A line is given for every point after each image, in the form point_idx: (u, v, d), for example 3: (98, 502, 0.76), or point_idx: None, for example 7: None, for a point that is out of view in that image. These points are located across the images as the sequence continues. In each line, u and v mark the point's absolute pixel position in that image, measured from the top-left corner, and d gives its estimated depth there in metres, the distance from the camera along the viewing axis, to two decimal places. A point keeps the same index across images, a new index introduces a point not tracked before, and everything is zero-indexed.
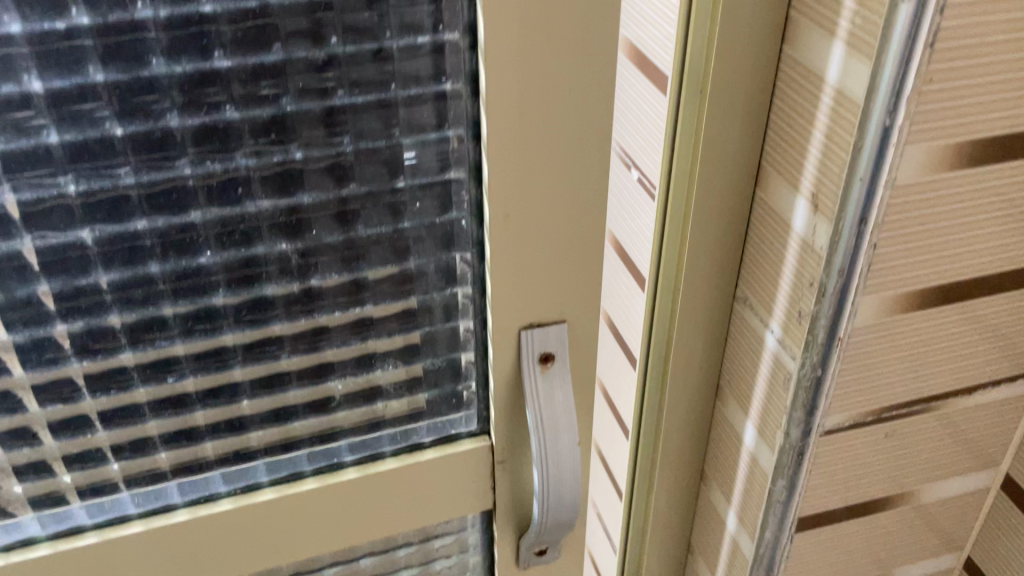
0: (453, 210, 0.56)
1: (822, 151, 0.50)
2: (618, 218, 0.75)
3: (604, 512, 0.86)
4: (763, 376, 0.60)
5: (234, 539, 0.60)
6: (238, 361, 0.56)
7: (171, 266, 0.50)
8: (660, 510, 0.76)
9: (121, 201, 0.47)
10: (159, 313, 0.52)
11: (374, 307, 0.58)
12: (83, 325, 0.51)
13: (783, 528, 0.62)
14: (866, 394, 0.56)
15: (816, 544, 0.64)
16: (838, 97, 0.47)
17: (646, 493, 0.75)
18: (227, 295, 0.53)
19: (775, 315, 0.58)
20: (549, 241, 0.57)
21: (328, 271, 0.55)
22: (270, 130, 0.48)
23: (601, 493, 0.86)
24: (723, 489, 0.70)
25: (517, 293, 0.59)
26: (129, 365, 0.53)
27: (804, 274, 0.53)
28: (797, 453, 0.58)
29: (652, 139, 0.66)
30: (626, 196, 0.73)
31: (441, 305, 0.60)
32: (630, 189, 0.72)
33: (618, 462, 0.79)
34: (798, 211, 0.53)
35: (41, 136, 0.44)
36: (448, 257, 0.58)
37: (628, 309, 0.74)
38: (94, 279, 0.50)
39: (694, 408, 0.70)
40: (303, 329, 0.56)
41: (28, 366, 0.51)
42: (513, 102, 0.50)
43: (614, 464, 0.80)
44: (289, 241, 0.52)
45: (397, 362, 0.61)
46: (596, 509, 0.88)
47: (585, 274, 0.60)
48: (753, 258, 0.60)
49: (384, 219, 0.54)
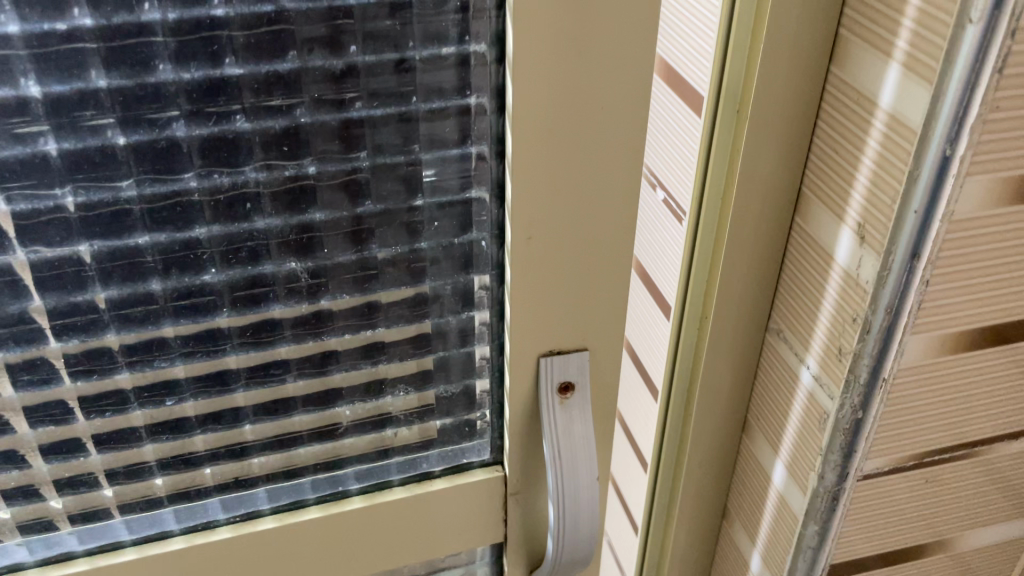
0: (474, 231, 0.53)
1: (870, 180, 0.47)
2: (642, 239, 0.72)
3: (618, 543, 0.82)
4: (795, 414, 0.57)
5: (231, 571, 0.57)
6: (240, 385, 0.53)
7: (174, 284, 0.47)
8: (678, 547, 0.72)
9: (122, 214, 0.44)
10: (159, 333, 0.49)
11: (386, 331, 0.55)
12: (79, 344, 0.48)
13: None
14: (907, 438, 0.52)
15: None
16: (892, 122, 0.44)
17: (664, 528, 0.71)
18: (232, 316, 0.50)
19: (811, 350, 0.55)
20: (573, 266, 0.54)
21: (339, 292, 0.51)
22: (282, 143, 0.45)
23: (615, 525, 0.82)
24: (747, 528, 0.67)
25: (538, 320, 0.55)
26: (125, 387, 0.50)
27: (846, 309, 0.50)
28: (831, 496, 0.55)
29: (681, 159, 0.63)
30: (651, 217, 0.70)
31: (457, 329, 0.56)
32: (656, 211, 0.69)
33: (635, 494, 0.75)
34: (842, 242, 0.50)
35: (38, 144, 0.42)
36: (466, 279, 0.55)
37: (651, 334, 0.70)
38: (91, 296, 0.47)
39: (719, 442, 0.66)
40: (311, 353, 0.53)
41: (19, 385, 0.48)
42: (540, 119, 0.47)
43: (631, 496, 0.77)
44: (299, 260, 0.49)
45: (409, 388, 0.58)
46: (609, 540, 0.84)
47: (610, 301, 0.56)
48: (789, 289, 0.57)
49: (400, 239, 0.51)
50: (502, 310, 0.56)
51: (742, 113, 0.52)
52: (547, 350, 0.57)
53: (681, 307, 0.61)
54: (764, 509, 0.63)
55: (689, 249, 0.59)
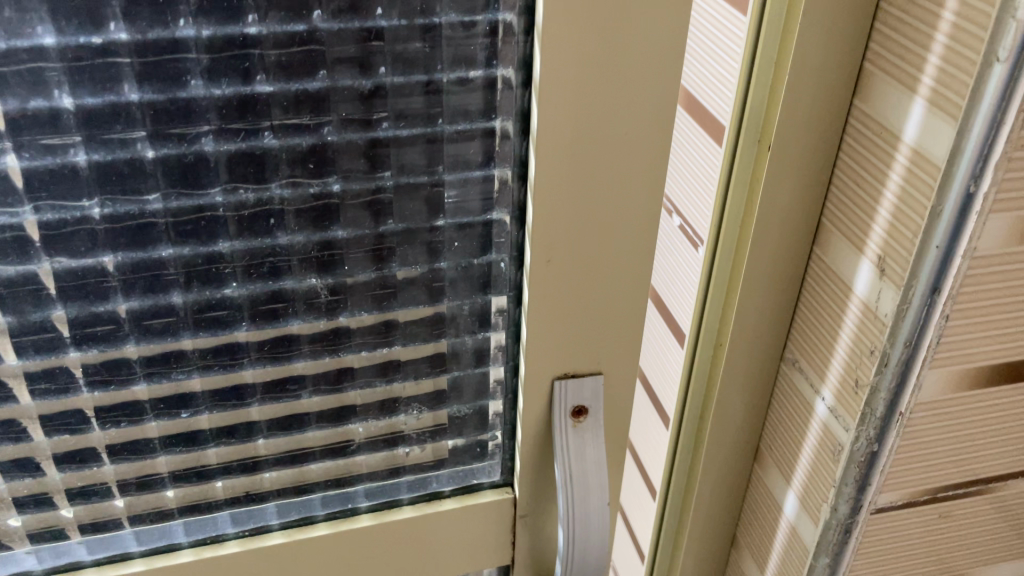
0: (494, 252, 0.53)
1: (892, 213, 0.47)
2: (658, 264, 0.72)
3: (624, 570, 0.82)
4: (809, 444, 0.57)
5: None
6: (256, 399, 0.53)
7: (195, 297, 0.48)
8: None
9: (147, 227, 0.45)
10: (178, 345, 0.49)
11: (402, 349, 0.55)
12: (98, 354, 0.48)
13: None
14: (921, 473, 0.52)
15: None
16: (915, 157, 0.45)
17: (672, 556, 0.71)
18: (250, 330, 0.50)
19: (827, 381, 0.55)
20: (590, 290, 0.54)
21: (358, 309, 0.52)
22: (309, 160, 0.45)
23: (622, 550, 0.82)
24: (756, 558, 0.66)
25: (554, 342, 0.55)
26: (142, 398, 0.50)
27: (864, 341, 0.50)
28: (844, 529, 0.54)
29: (699, 186, 0.63)
30: (667, 243, 0.70)
31: (472, 350, 0.56)
32: (672, 238, 0.69)
33: (643, 520, 0.75)
34: (861, 274, 0.50)
35: (68, 155, 0.42)
36: (484, 300, 0.55)
37: (665, 360, 0.70)
38: (113, 306, 0.47)
39: (730, 470, 0.66)
40: (327, 369, 0.53)
41: (37, 393, 0.49)
42: (564, 144, 0.48)
43: (638, 522, 0.76)
44: (320, 277, 0.49)
45: (423, 406, 0.58)
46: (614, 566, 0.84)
47: (627, 325, 0.57)
48: (805, 319, 0.57)
49: (420, 258, 0.51)
50: (518, 332, 0.56)
51: (763, 143, 0.53)
52: (561, 374, 0.57)
53: (696, 334, 0.61)
54: (773, 539, 0.63)
55: (705, 278, 0.59)
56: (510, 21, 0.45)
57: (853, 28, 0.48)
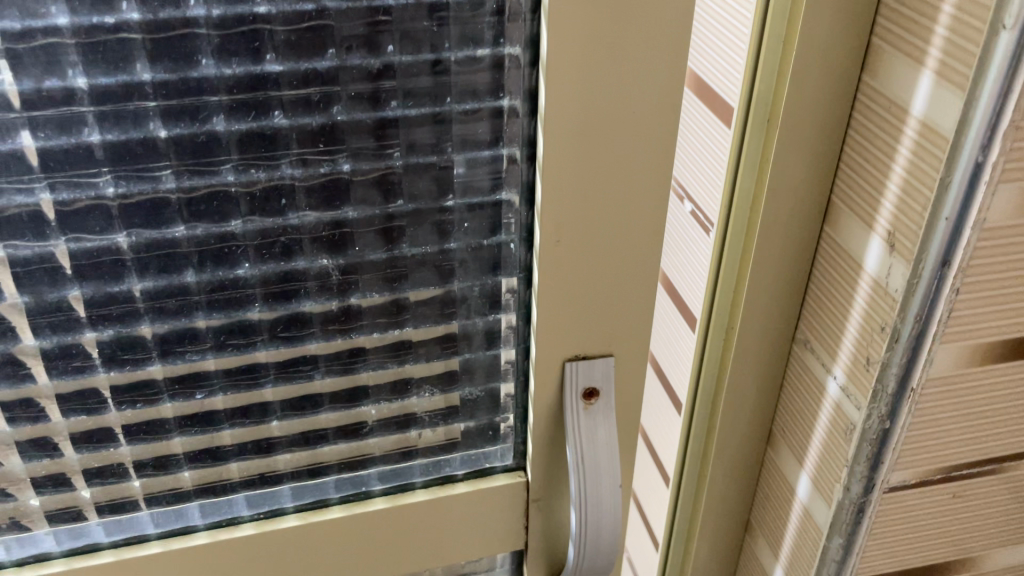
0: (503, 233, 0.53)
1: (901, 188, 0.47)
2: (670, 250, 0.72)
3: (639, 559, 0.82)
4: (822, 424, 0.57)
5: (252, 566, 0.57)
6: (270, 380, 0.53)
7: (208, 277, 0.48)
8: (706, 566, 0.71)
9: (160, 206, 0.45)
10: (192, 325, 0.50)
11: (413, 331, 0.55)
12: (113, 334, 0.49)
13: None
14: (934, 451, 0.52)
15: None
16: (923, 130, 0.45)
17: (686, 543, 0.71)
18: (263, 311, 0.51)
19: (838, 360, 0.54)
20: (599, 271, 0.54)
21: (369, 290, 0.52)
22: (319, 139, 0.46)
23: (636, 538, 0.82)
24: (770, 541, 0.66)
25: (563, 323, 0.56)
26: (157, 379, 0.51)
27: (875, 318, 0.50)
28: (857, 508, 0.54)
29: (710, 169, 0.63)
30: (678, 228, 0.70)
31: (483, 331, 0.57)
32: (683, 223, 0.69)
33: (657, 507, 0.75)
34: (871, 251, 0.50)
35: (83, 135, 0.43)
36: (494, 281, 0.55)
37: (677, 345, 0.70)
38: (128, 286, 0.48)
39: (743, 455, 0.66)
40: (339, 350, 0.54)
41: (55, 374, 0.49)
42: (571, 122, 0.48)
43: (652, 509, 0.76)
44: (331, 257, 0.50)
45: (434, 389, 0.58)
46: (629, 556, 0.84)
47: (637, 306, 0.57)
48: (816, 299, 0.57)
49: (430, 239, 0.52)
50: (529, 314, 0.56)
51: (772, 122, 0.52)
52: (572, 355, 0.57)
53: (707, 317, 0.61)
54: (787, 522, 0.63)
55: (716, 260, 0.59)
56: (517, 0, 0.45)
57: (861, 4, 0.48)
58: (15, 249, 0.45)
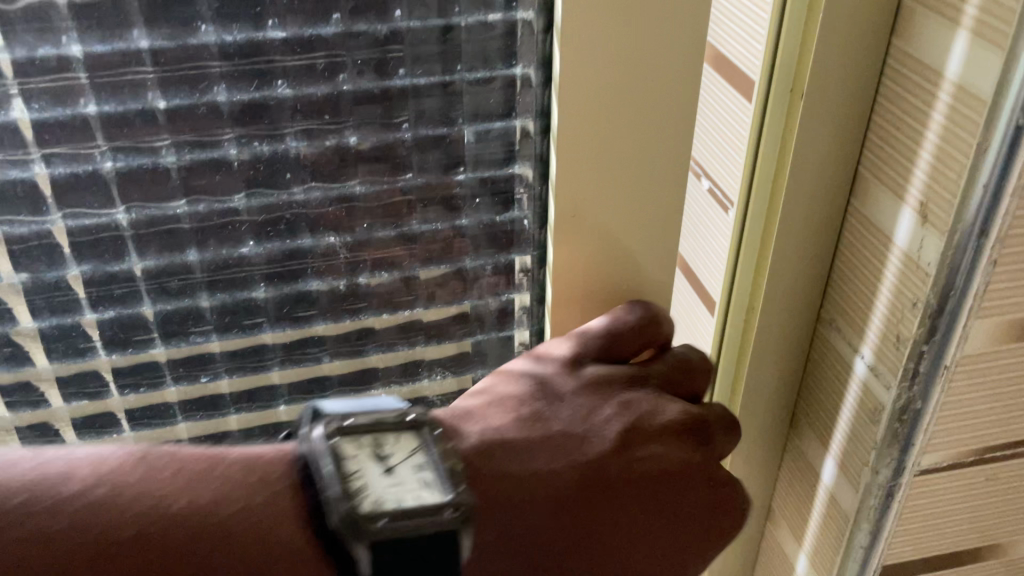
0: (516, 209, 0.51)
1: (934, 156, 0.45)
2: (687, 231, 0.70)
3: None
4: (848, 406, 0.55)
5: None
6: (277, 362, 0.52)
7: (211, 256, 0.47)
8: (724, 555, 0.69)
9: (160, 180, 0.44)
10: (195, 305, 0.48)
11: (424, 311, 0.53)
12: (114, 316, 0.47)
13: None
14: (966, 432, 0.50)
15: None
16: (959, 94, 0.42)
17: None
18: (269, 291, 0.49)
19: (866, 339, 0.52)
20: (618, 248, 0.52)
21: (378, 269, 0.50)
22: (324, 110, 0.44)
23: None
24: (792, 528, 0.64)
25: (580, 302, 0.54)
26: (162, 363, 0.50)
27: (905, 293, 0.48)
28: (886, 492, 0.52)
29: (729, 144, 0.61)
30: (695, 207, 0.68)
31: (496, 311, 0.55)
32: (698, 202, 0.67)
33: None
34: (901, 224, 0.48)
35: (78, 106, 0.41)
36: (508, 259, 0.53)
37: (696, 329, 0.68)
38: (128, 266, 0.46)
39: (766, 440, 0.64)
40: (348, 331, 0.52)
41: (55, 357, 0.48)
42: (588, 90, 0.46)
43: None
44: (338, 235, 0.48)
45: (445, 372, 0.56)
46: None
47: (656, 284, 0.54)
48: (841, 275, 0.55)
49: (440, 215, 0.50)
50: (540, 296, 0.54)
51: (796, 92, 0.50)
52: None
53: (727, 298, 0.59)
54: (811, 507, 0.61)
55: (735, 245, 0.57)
56: None
57: None
58: (11, 226, 0.43)
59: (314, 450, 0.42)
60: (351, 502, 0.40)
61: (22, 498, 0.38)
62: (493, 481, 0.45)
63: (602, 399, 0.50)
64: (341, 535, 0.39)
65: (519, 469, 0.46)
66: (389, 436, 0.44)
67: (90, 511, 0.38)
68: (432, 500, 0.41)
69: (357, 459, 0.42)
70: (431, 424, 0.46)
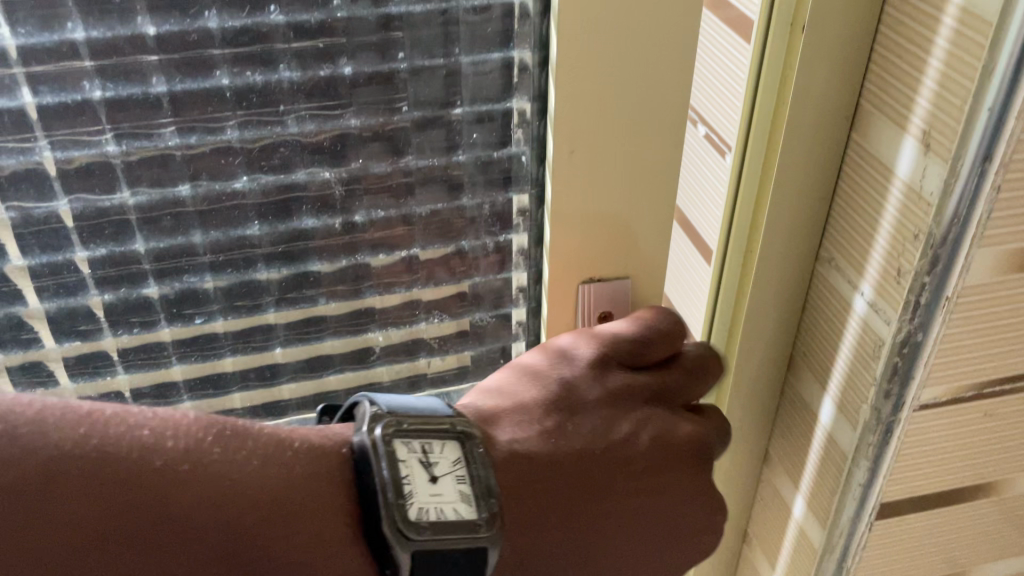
0: (515, 145, 0.51)
1: (938, 82, 0.44)
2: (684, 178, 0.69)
3: None
4: (848, 343, 0.54)
5: None
6: (272, 303, 0.51)
7: (204, 190, 0.46)
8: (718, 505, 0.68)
9: (151, 109, 0.43)
10: (189, 242, 0.48)
11: (421, 252, 0.53)
12: (105, 252, 0.47)
13: (861, 515, 0.56)
14: (966, 365, 0.50)
15: (896, 532, 0.58)
16: (964, 17, 0.42)
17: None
18: (263, 228, 0.48)
19: (866, 276, 0.52)
20: (616, 186, 0.51)
21: (374, 206, 0.50)
22: (318, 38, 0.43)
23: None
24: (789, 472, 0.64)
25: (579, 242, 0.53)
26: (157, 301, 0.49)
27: (907, 224, 0.47)
28: (884, 428, 0.52)
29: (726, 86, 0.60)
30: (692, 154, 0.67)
31: (493, 251, 0.55)
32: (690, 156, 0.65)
33: None
34: (904, 153, 0.47)
35: (66, 31, 0.40)
36: (505, 197, 0.53)
37: (692, 276, 0.68)
38: (120, 200, 0.45)
39: (761, 387, 0.63)
40: (345, 271, 0.52)
41: (46, 296, 0.47)
42: (588, 19, 0.45)
43: None
44: (333, 170, 0.48)
45: (441, 316, 0.56)
46: None
47: (654, 224, 0.54)
48: (841, 212, 0.54)
49: (437, 150, 0.49)
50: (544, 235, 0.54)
51: (796, 26, 0.49)
52: (587, 277, 0.55)
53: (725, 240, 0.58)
54: (809, 449, 0.61)
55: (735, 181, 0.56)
56: None
57: None
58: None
59: (376, 456, 0.40)
60: (401, 504, 0.39)
61: (97, 441, 0.35)
62: (518, 491, 0.46)
63: (620, 415, 0.51)
64: (386, 537, 0.38)
65: (540, 475, 0.47)
66: (435, 444, 0.43)
67: (156, 469, 0.35)
68: (468, 514, 0.41)
69: (408, 462, 0.41)
70: (474, 433, 0.45)
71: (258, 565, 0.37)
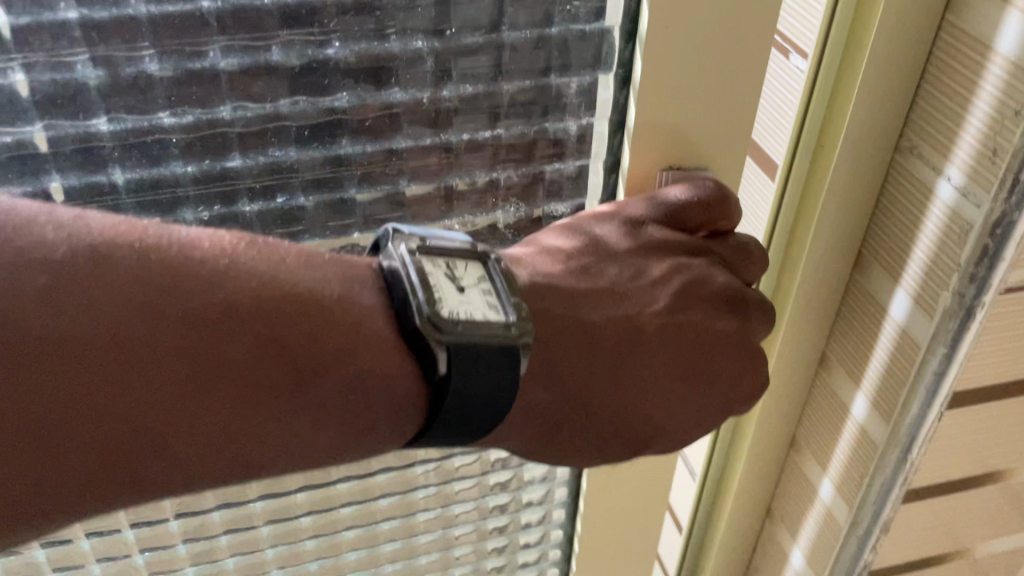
0: (608, 17, 0.45)
1: None
2: None
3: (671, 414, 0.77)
4: (927, 232, 0.52)
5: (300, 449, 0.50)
6: (354, 184, 0.46)
7: (239, 59, 0.39)
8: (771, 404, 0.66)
9: None
10: (275, 110, 0.42)
11: (504, 133, 0.47)
12: (131, 127, 0.40)
13: (933, 401, 0.56)
14: None
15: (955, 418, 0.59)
16: None
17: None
18: (350, 99, 0.43)
19: (954, 158, 0.49)
20: (709, 67, 0.46)
21: (463, 82, 0.44)
22: None
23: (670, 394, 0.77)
24: (849, 370, 0.62)
25: (663, 130, 0.48)
26: (243, 174, 0.43)
27: (1010, 100, 0.45)
28: (966, 313, 0.52)
29: None
30: None
31: (575, 137, 0.49)
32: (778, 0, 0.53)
33: None
34: (1010, 23, 0.44)
35: None
36: (591, 76, 0.47)
37: None
38: (143, 67, 0.38)
39: (825, 286, 0.60)
40: (432, 152, 0.46)
41: (50, 123, 0.39)
42: None
43: None
44: (428, 39, 0.42)
45: (497, 210, 0.51)
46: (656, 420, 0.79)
47: (740, 109, 0.48)
48: (925, 93, 0.51)
49: (533, 19, 0.44)
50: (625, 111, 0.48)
51: None
52: (667, 165, 0.50)
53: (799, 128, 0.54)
54: (874, 344, 0.59)
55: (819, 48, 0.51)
56: None
57: None
58: (11, 18, 0.35)
59: (403, 267, 0.38)
60: (433, 303, 0.37)
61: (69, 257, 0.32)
62: (553, 318, 0.43)
63: (655, 261, 0.48)
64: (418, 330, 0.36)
65: (575, 311, 0.44)
66: (459, 261, 0.40)
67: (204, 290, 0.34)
68: (496, 317, 0.38)
69: (436, 276, 0.38)
70: (499, 258, 0.42)
71: (300, 351, 0.35)
